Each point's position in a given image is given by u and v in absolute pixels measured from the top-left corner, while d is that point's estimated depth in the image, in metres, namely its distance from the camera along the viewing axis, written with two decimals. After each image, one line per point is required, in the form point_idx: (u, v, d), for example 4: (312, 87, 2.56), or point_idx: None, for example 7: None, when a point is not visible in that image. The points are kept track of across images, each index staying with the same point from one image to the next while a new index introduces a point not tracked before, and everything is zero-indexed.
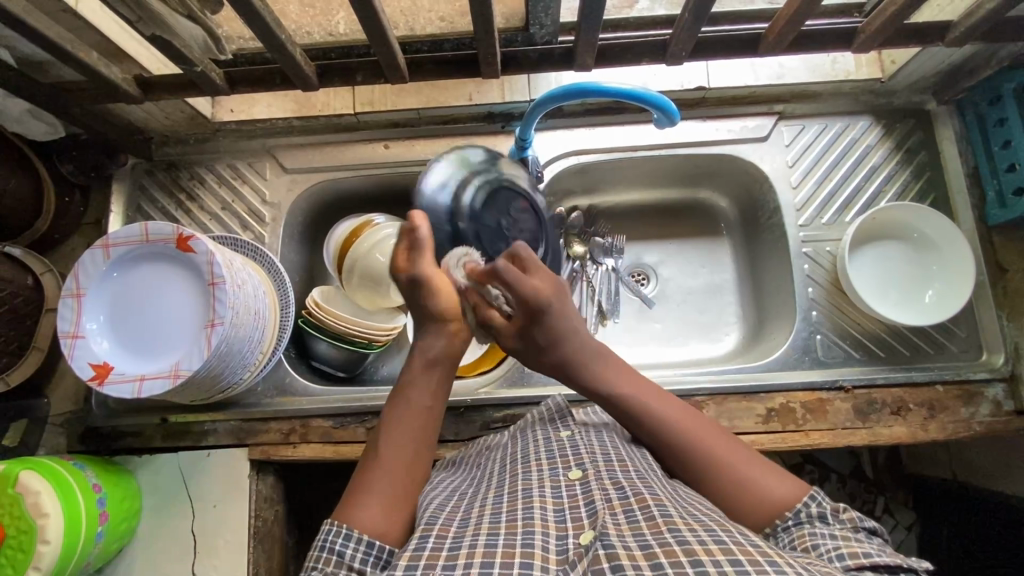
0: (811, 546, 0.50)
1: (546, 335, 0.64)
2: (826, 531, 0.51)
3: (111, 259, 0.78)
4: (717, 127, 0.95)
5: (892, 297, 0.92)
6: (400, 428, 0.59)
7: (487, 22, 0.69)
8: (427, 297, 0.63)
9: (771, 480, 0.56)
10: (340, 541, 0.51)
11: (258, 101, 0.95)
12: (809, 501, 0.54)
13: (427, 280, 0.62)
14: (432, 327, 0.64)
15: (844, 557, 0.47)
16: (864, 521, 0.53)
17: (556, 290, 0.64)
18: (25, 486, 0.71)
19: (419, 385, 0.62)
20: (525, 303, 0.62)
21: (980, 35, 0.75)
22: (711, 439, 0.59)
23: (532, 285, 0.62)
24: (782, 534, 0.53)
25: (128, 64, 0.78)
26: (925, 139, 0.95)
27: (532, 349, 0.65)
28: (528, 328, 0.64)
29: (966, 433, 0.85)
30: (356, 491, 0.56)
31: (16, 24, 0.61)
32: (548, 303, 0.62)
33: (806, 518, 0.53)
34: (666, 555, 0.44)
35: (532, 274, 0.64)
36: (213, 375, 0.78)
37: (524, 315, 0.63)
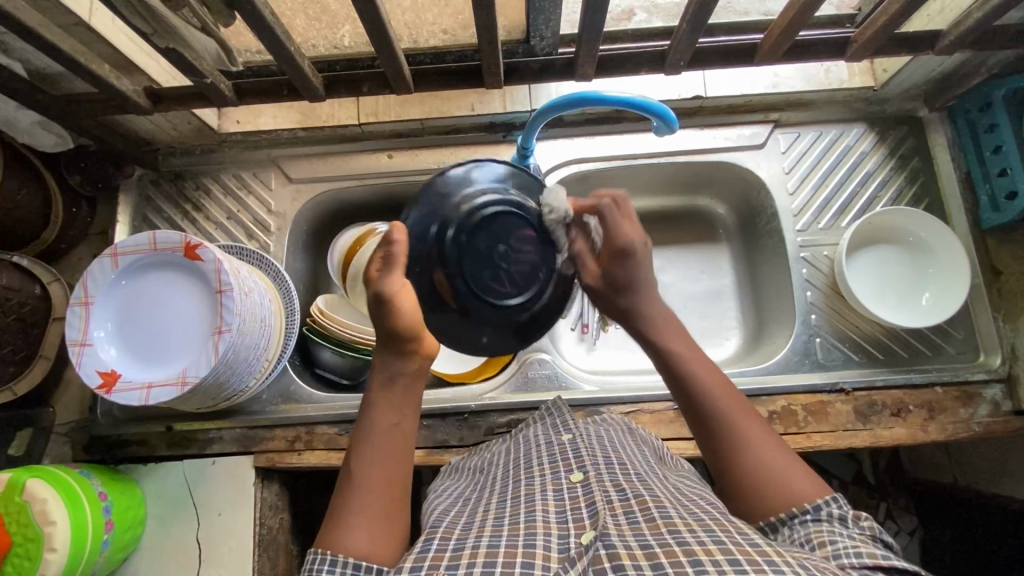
0: (828, 542, 0.49)
1: (632, 275, 0.68)
2: (843, 532, 0.50)
3: (119, 268, 0.79)
4: (714, 136, 0.97)
5: (890, 301, 0.93)
6: (371, 450, 0.59)
7: (491, 34, 0.71)
8: (388, 316, 0.61)
9: (794, 474, 0.56)
10: (325, 568, 0.50)
11: (263, 112, 0.96)
12: (828, 501, 0.53)
13: (392, 296, 0.61)
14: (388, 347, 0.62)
15: (863, 555, 0.46)
16: (881, 532, 0.52)
17: (641, 236, 0.69)
18: (32, 495, 0.71)
19: (382, 406, 0.61)
20: (614, 241, 0.68)
21: (970, 43, 0.77)
22: (750, 421, 0.60)
23: (627, 229, 0.68)
24: (797, 527, 0.53)
25: (137, 76, 0.79)
26: (918, 146, 0.97)
27: (611, 288, 0.70)
28: (610, 268, 0.69)
29: (966, 434, 0.86)
30: (341, 512, 0.55)
31: (30, 36, 0.63)
32: (635, 245, 0.68)
33: (826, 517, 0.52)
34: (667, 556, 0.44)
35: (625, 220, 0.69)
36: (220, 382, 0.79)
37: (609, 254, 0.69)
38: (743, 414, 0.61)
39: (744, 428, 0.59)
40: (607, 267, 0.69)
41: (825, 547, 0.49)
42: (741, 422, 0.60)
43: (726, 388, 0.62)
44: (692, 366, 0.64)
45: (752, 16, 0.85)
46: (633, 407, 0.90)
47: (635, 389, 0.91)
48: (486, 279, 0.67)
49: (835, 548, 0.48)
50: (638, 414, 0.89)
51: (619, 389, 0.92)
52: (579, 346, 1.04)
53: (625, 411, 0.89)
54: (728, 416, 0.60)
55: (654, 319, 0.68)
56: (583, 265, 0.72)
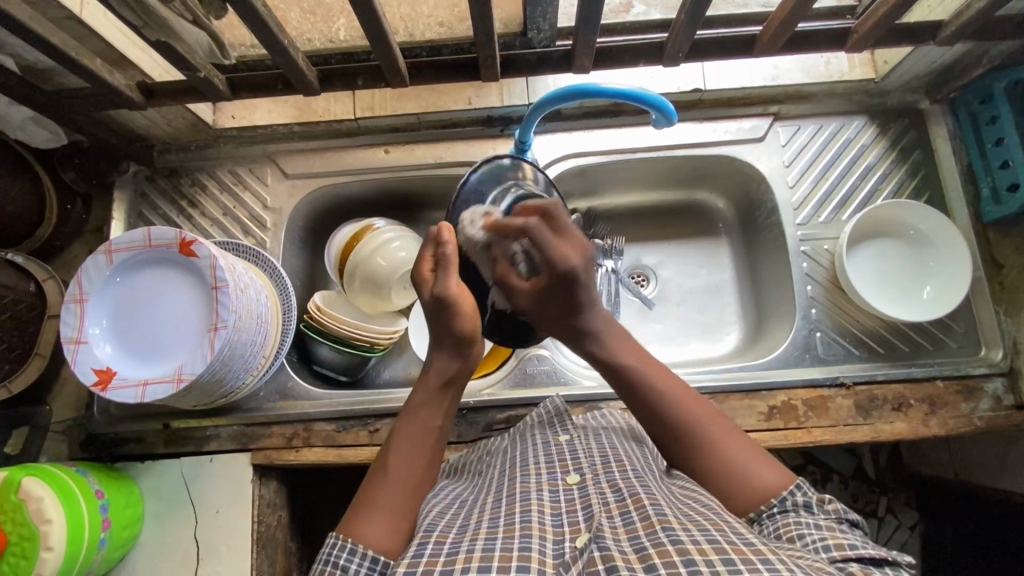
0: (795, 535, 0.50)
1: (571, 299, 0.65)
2: (810, 520, 0.51)
3: (114, 265, 0.79)
4: (713, 128, 0.96)
5: (890, 295, 0.93)
6: (409, 445, 0.59)
7: (487, 27, 0.70)
8: (452, 317, 0.62)
9: (761, 466, 0.57)
10: (344, 557, 0.51)
11: (258, 107, 0.95)
12: (794, 490, 0.54)
13: (454, 297, 0.62)
14: (446, 349, 0.63)
15: (830, 547, 0.48)
16: (847, 512, 0.54)
17: (581, 254, 0.66)
18: (26, 493, 0.71)
19: (428, 404, 0.61)
20: (553, 264, 0.64)
21: (972, 34, 0.76)
22: (713, 423, 0.60)
23: (565, 250, 0.65)
24: (767, 521, 0.53)
25: (131, 71, 0.79)
26: (919, 139, 0.96)
27: (549, 311, 0.67)
28: (547, 291, 0.66)
29: (967, 428, 0.86)
30: (369, 499, 0.56)
31: (21, 31, 0.62)
32: (575, 268, 0.64)
33: (791, 506, 0.53)
34: (660, 557, 0.44)
35: (562, 237, 0.66)
36: (216, 379, 0.78)
37: (547, 278, 0.65)
38: (704, 414, 0.60)
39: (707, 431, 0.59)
40: (545, 289, 0.66)
41: (793, 540, 0.50)
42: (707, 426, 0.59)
43: (684, 393, 0.62)
44: (647, 374, 0.63)
45: (751, 7, 0.84)
46: None
47: None
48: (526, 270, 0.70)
49: (803, 542, 0.49)
50: None
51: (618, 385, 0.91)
52: None
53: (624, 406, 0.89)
54: (690, 421, 0.60)
55: (600, 333, 0.66)
56: (516, 285, 0.69)
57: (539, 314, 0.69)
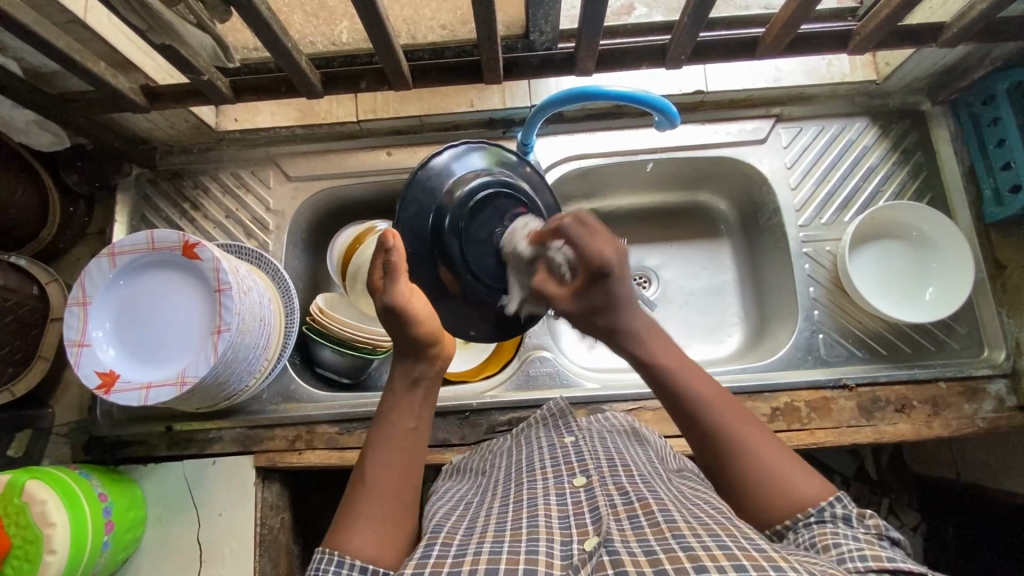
0: (832, 545, 0.49)
1: (609, 296, 0.63)
2: (848, 532, 0.50)
3: (116, 267, 0.79)
4: (716, 130, 0.96)
5: (893, 296, 0.93)
6: (386, 450, 0.59)
7: (490, 29, 0.70)
8: (404, 323, 0.62)
9: (797, 477, 0.56)
10: (332, 569, 0.50)
11: (261, 109, 0.96)
12: (833, 502, 0.53)
13: (405, 304, 0.62)
14: (408, 354, 0.64)
15: (867, 558, 0.47)
16: (887, 528, 0.53)
17: (616, 250, 0.63)
18: (30, 496, 0.71)
19: (400, 408, 0.61)
20: (590, 260, 0.62)
21: (974, 35, 0.76)
22: (749, 431, 0.58)
23: (601, 244, 0.63)
24: (802, 530, 0.53)
25: (134, 74, 0.79)
26: (921, 140, 0.96)
27: (586, 311, 0.65)
28: (586, 292, 0.64)
29: (970, 430, 0.86)
30: (352, 512, 0.55)
31: (25, 34, 0.62)
32: (612, 265, 0.62)
33: (829, 517, 0.53)
34: (670, 561, 0.44)
35: (594, 234, 0.63)
36: (220, 382, 0.78)
37: (586, 277, 0.63)
38: (739, 421, 0.59)
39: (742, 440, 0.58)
40: (581, 289, 0.64)
41: (829, 551, 0.49)
42: (745, 434, 0.58)
43: (720, 399, 0.60)
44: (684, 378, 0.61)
45: (753, 9, 0.84)
46: (634, 404, 0.89)
47: (636, 386, 0.90)
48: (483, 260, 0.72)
49: (839, 551, 0.48)
50: (640, 411, 0.89)
51: (621, 386, 0.91)
52: (580, 343, 1.03)
53: (627, 408, 0.89)
54: (725, 430, 0.58)
55: (639, 333, 0.64)
56: (550, 291, 0.66)
57: (577, 314, 0.66)
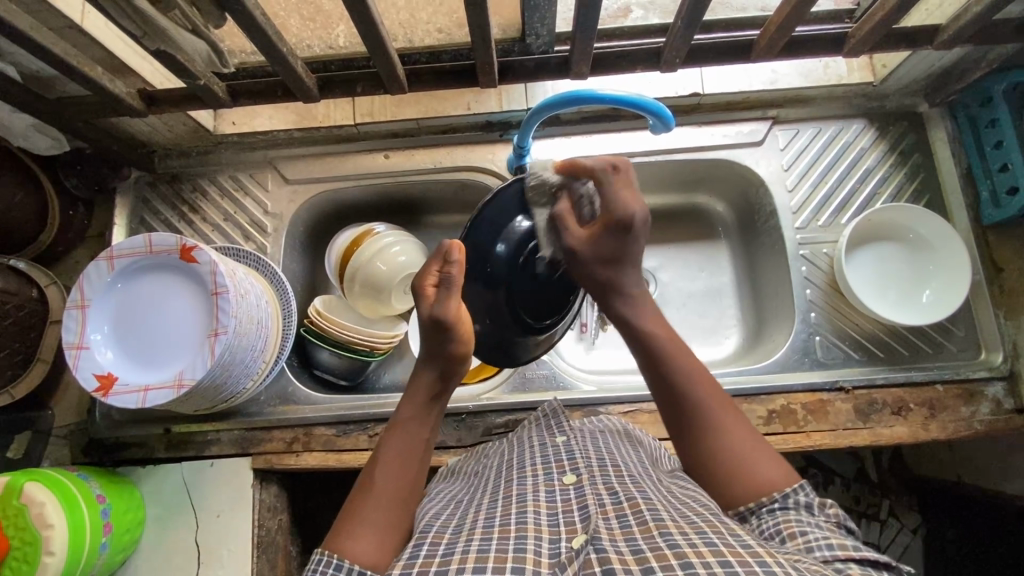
0: (798, 534, 0.49)
1: (621, 247, 0.67)
2: (812, 521, 0.51)
3: (115, 271, 0.79)
4: (712, 133, 0.96)
5: (891, 298, 0.92)
6: (397, 459, 0.60)
7: (484, 33, 0.70)
8: (450, 339, 0.64)
9: (762, 463, 0.57)
10: (331, 571, 0.50)
11: (258, 113, 0.96)
12: (796, 489, 0.54)
13: (453, 321, 0.63)
14: (439, 368, 0.65)
15: (834, 546, 0.47)
16: (845, 519, 0.54)
17: (643, 209, 0.66)
18: (28, 498, 0.71)
19: (416, 419, 0.63)
20: (615, 209, 0.66)
21: (970, 37, 0.76)
22: (722, 408, 0.60)
23: (627, 197, 0.66)
24: (766, 516, 0.53)
25: (131, 79, 0.79)
26: (919, 142, 0.96)
27: (595, 259, 0.68)
28: (601, 237, 0.67)
29: (966, 432, 0.86)
30: (352, 516, 0.55)
31: (22, 40, 0.63)
32: (633, 218, 0.66)
33: (793, 504, 0.53)
34: (657, 560, 0.44)
35: (624, 189, 0.67)
36: (216, 385, 0.79)
37: (606, 221, 0.66)
38: (713, 401, 0.61)
39: (715, 418, 0.59)
40: (599, 235, 0.67)
41: (796, 539, 0.49)
42: (718, 413, 0.59)
43: (702, 375, 0.62)
44: (668, 350, 0.63)
45: (749, 12, 0.84)
46: (631, 406, 0.90)
47: (632, 388, 0.90)
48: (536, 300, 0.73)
49: (805, 540, 0.49)
50: (636, 414, 0.89)
51: (618, 389, 0.91)
52: (578, 346, 1.03)
53: (623, 411, 0.89)
54: (703, 405, 0.60)
55: (637, 297, 0.68)
56: (570, 229, 0.69)
57: (586, 261, 0.68)
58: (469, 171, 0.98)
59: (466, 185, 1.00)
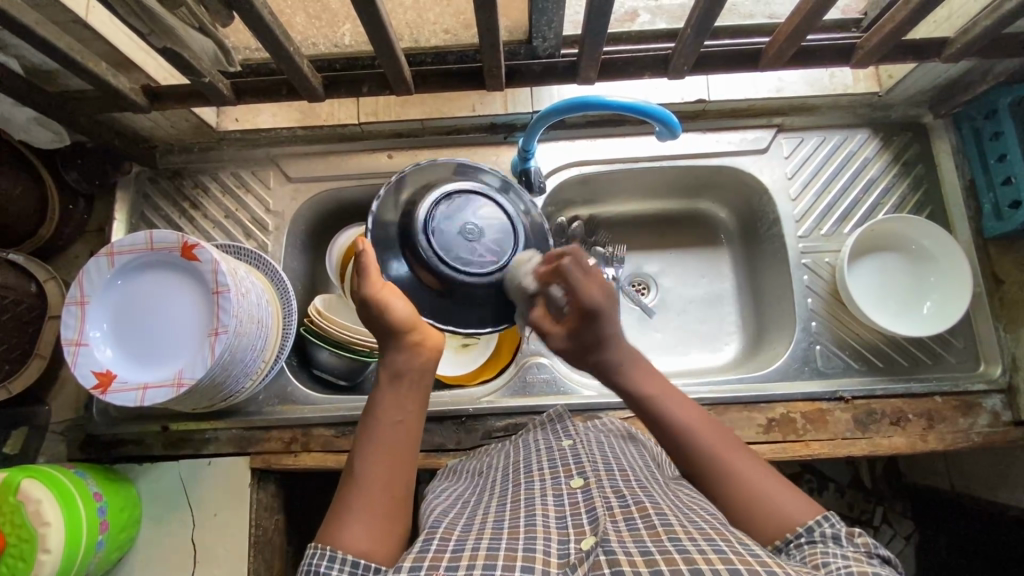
0: (822, 564, 0.46)
1: (596, 335, 0.68)
2: (838, 551, 0.48)
3: (115, 267, 0.78)
4: (717, 140, 0.96)
5: (892, 308, 0.93)
6: (376, 445, 0.59)
7: (493, 37, 0.70)
8: (378, 312, 0.65)
9: (785, 501, 0.55)
10: (325, 564, 0.49)
11: (262, 110, 0.96)
12: (821, 521, 0.52)
13: (374, 294, 0.65)
14: (389, 342, 0.66)
15: (853, 575, 0.44)
16: (877, 547, 0.50)
17: (605, 288, 0.69)
18: (26, 495, 0.71)
19: (388, 403, 0.62)
20: (581, 300, 0.68)
21: (976, 52, 0.76)
22: (734, 455, 0.59)
23: (591, 287, 0.68)
24: (793, 551, 0.51)
25: (135, 74, 0.79)
26: (922, 153, 0.96)
27: (579, 349, 0.69)
28: (579, 328, 0.68)
29: (964, 443, 0.86)
30: (341, 508, 0.55)
31: (25, 34, 0.62)
32: (599, 305, 0.67)
33: (820, 537, 0.50)
34: (666, 563, 0.44)
35: (587, 277, 0.69)
36: (217, 383, 0.78)
37: (576, 313, 0.68)
38: (725, 450, 0.59)
39: (726, 463, 0.58)
40: (574, 329, 0.69)
41: (820, 569, 0.46)
42: (728, 459, 0.59)
43: (710, 429, 0.62)
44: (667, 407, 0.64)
45: (757, 19, 0.84)
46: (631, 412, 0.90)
47: None
48: (459, 254, 0.71)
49: (829, 569, 0.45)
50: (637, 420, 0.89)
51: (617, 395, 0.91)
52: None
53: (623, 417, 0.89)
54: (711, 454, 0.59)
55: (627, 371, 0.67)
56: (549, 329, 0.71)
57: (571, 351, 0.70)
58: None
59: None
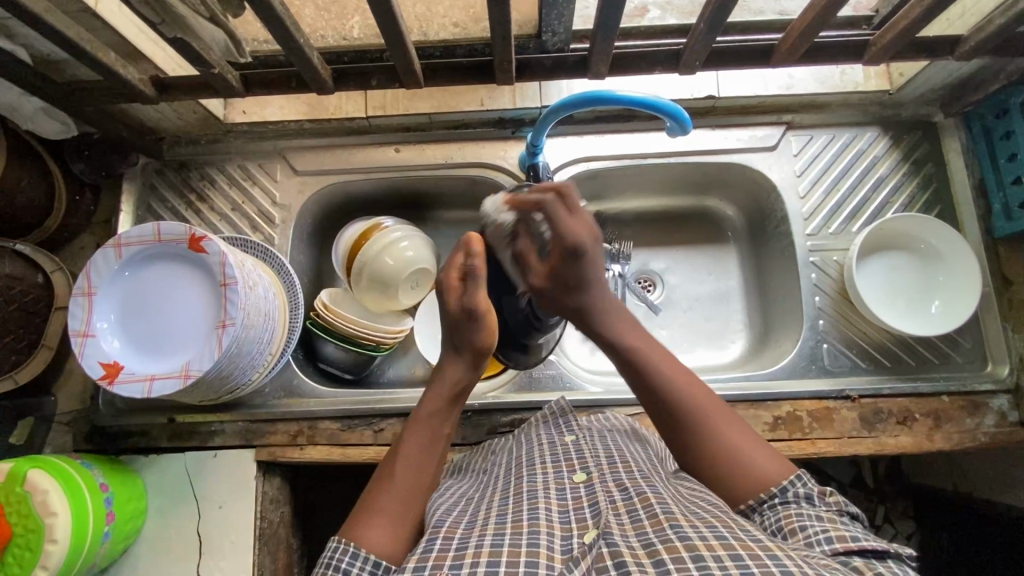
0: (798, 528, 0.50)
1: (578, 275, 0.66)
2: (813, 513, 0.51)
3: (123, 259, 0.79)
4: (725, 136, 0.96)
5: (899, 307, 0.92)
6: (415, 453, 0.60)
7: (504, 30, 0.69)
8: (476, 329, 0.66)
9: (760, 457, 0.57)
10: (346, 560, 0.50)
11: (270, 103, 0.96)
12: (794, 482, 0.54)
13: (482, 309, 0.66)
14: (467, 358, 0.66)
15: (832, 540, 0.48)
16: (847, 505, 0.54)
17: (592, 231, 0.67)
18: (32, 485, 0.71)
19: (435, 414, 0.63)
20: (566, 239, 0.66)
21: (990, 50, 0.76)
22: (711, 403, 0.60)
23: (577, 227, 0.66)
24: (767, 512, 0.53)
25: (143, 64, 0.78)
26: (932, 151, 0.95)
27: (559, 289, 0.67)
28: (560, 268, 0.66)
29: (970, 444, 0.86)
30: (369, 508, 0.56)
31: (34, 23, 0.62)
32: (582, 244, 0.66)
33: (793, 498, 0.53)
34: (668, 552, 0.44)
35: (573, 216, 0.67)
36: (223, 376, 0.78)
37: (560, 252, 0.66)
38: (704, 399, 0.60)
39: (704, 413, 0.59)
40: (555, 270, 0.67)
41: (797, 534, 0.50)
42: (705, 408, 0.60)
43: (686, 377, 0.62)
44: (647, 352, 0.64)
45: (768, 15, 0.84)
46: (638, 409, 0.90)
47: None
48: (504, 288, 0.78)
49: (805, 535, 0.49)
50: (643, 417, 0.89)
51: (623, 391, 0.91)
52: (584, 346, 1.03)
53: (629, 413, 0.89)
54: (690, 401, 0.60)
55: (607, 315, 0.67)
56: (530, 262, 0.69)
57: (549, 293, 0.68)
58: (480, 167, 0.97)
59: (476, 182, 0.99)
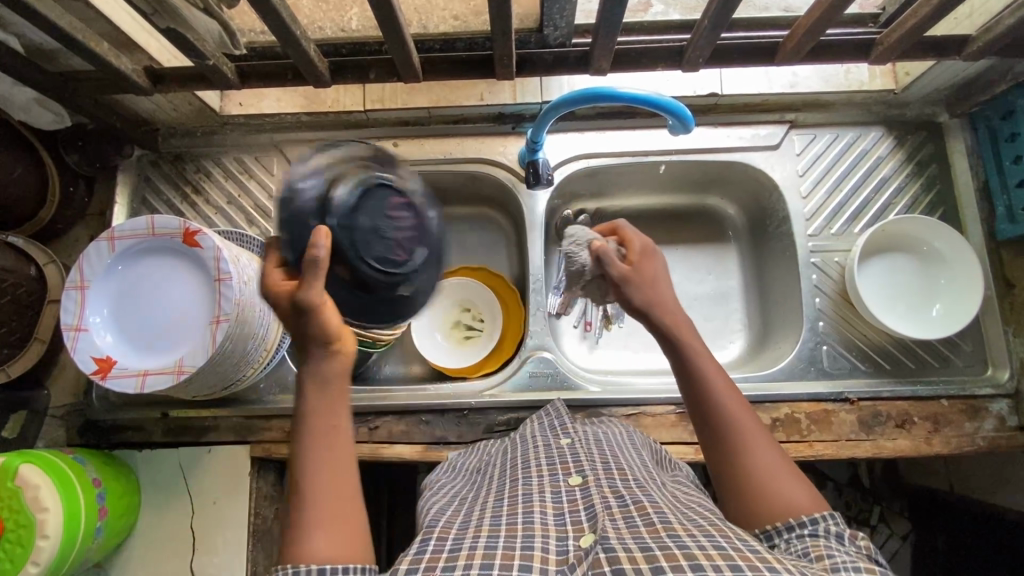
0: (825, 555, 0.47)
1: (648, 275, 0.69)
2: (841, 548, 0.49)
3: (116, 252, 0.78)
4: (727, 135, 0.95)
5: (899, 311, 0.92)
6: (318, 449, 0.53)
7: (505, 23, 0.68)
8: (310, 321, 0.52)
9: (793, 486, 0.55)
10: None
11: (266, 95, 0.94)
12: (826, 517, 0.52)
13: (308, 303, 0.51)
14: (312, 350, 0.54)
15: (861, 570, 0.45)
16: (877, 553, 0.51)
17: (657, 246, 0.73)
18: (24, 480, 0.70)
19: (321, 401, 0.54)
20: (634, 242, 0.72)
21: (998, 50, 0.75)
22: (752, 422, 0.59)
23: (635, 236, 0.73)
24: (795, 540, 0.51)
25: (137, 55, 0.77)
26: (936, 153, 0.94)
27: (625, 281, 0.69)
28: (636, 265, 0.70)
29: (969, 448, 0.86)
30: (296, 523, 0.50)
31: (25, 12, 0.60)
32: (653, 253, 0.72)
33: (823, 531, 0.51)
34: (667, 559, 0.43)
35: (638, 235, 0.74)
36: (216, 372, 0.77)
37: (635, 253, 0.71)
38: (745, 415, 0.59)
39: (746, 429, 0.58)
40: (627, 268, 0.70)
41: (823, 560, 0.47)
42: (747, 426, 0.59)
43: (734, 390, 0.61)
44: (699, 357, 0.63)
45: (772, 12, 0.82)
46: (635, 408, 0.89)
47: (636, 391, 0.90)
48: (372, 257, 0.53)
49: (833, 561, 0.46)
50: (640, 417, 0.89)
51: (621, 391, 0.90)
52: (581, 345, 1.02)
53: (626, 414, 0.89)
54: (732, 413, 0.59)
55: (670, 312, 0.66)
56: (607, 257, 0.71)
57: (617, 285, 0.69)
58: (480, 162, 0.96)
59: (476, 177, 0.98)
